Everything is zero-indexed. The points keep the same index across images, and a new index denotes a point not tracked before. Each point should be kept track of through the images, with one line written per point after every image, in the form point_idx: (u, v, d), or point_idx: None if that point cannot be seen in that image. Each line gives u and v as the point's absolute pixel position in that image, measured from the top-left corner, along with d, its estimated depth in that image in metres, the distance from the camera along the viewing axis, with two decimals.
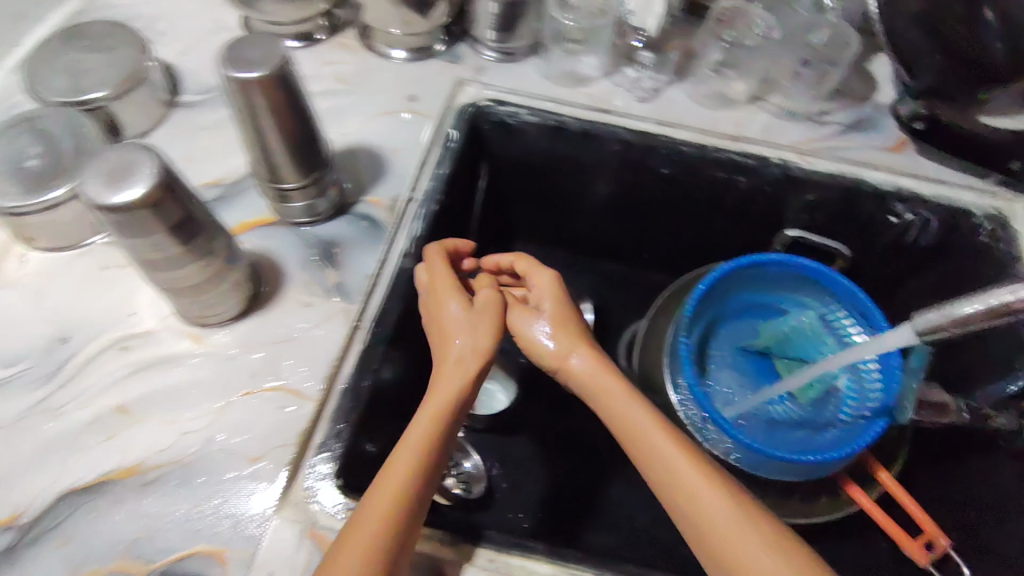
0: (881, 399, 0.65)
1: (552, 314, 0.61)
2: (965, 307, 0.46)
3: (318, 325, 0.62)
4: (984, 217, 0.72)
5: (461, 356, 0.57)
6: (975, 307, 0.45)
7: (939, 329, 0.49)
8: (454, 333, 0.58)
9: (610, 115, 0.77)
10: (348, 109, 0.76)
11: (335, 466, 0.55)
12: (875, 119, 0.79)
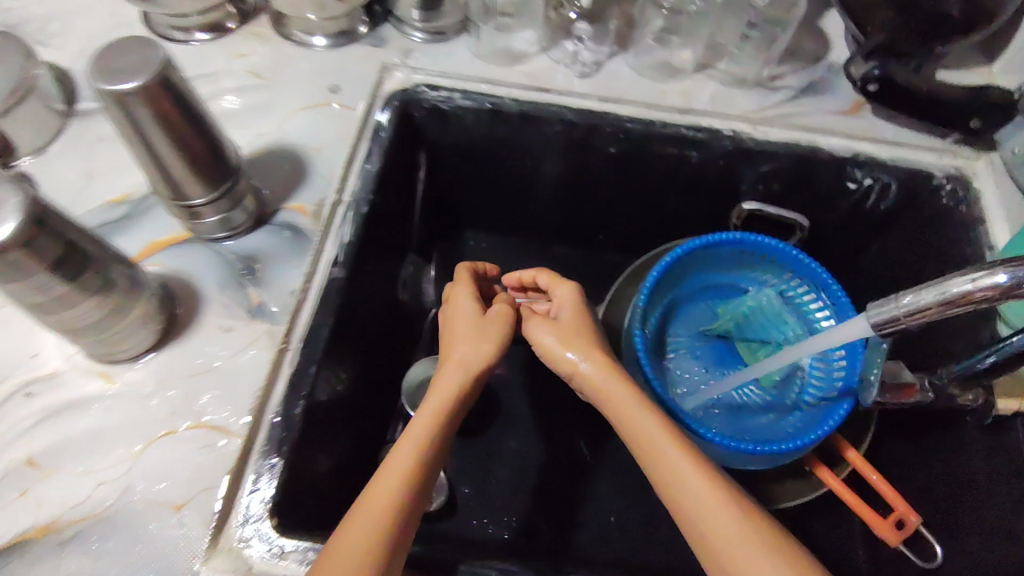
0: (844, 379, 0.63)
1: (567, 326, 0.63)
2: (921, 297, 0.41)
3: (239, 354, 0.56)
4: (945, 177, 0.69)
5: (464, 359, 0.60)
6: (934, 297, 0.40)
7: (891, 324, 0.44)
8: (462, 341, 0.61)
9: (550, 94, 0.72)
10: (263, 105, 0.69)
11: (269, 505, 0.51)
12: (830, 80, 0.74)
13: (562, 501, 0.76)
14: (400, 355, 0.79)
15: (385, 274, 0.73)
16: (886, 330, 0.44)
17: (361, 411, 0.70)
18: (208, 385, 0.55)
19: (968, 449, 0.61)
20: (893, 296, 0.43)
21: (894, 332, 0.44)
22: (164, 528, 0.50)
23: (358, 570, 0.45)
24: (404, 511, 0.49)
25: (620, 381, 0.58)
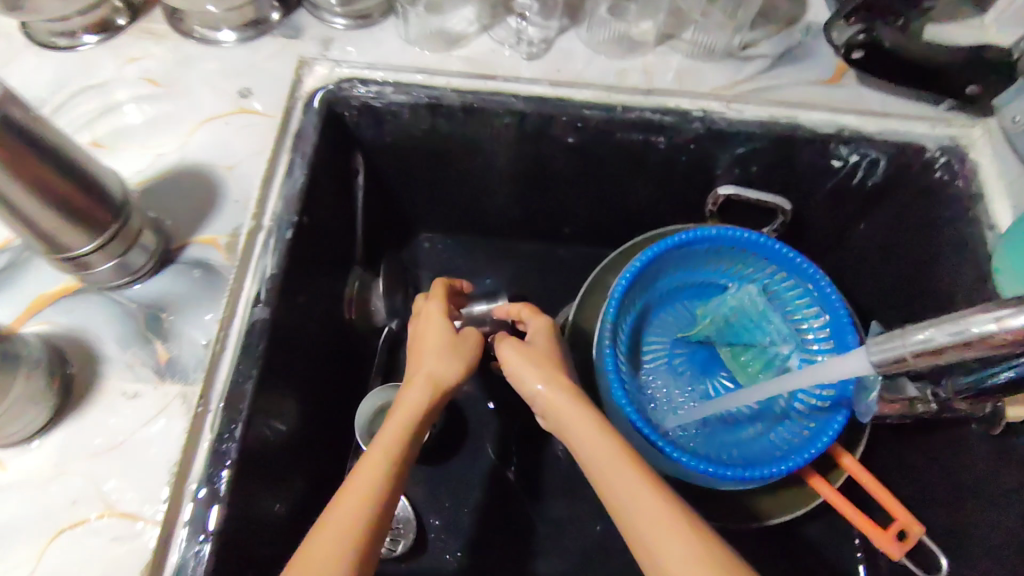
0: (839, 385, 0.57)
1: (536, 351, 0.57)
2: (931, 335, 0.34)
3: (149, 423, 0.49)
4: (938, 149, 0.62)
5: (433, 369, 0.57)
6: (949, 337, 0.33)
7: (897, 363, 0.37)
8: (430, 357, 0.57)
9: (494, 82, 0.63)
10: (164, 118, 0.60)
11: None
12: (808, 45, 0.66)
13: (541, 524, 0.71)
14: (353, 382, 0.71)
15: (326, 298, 0.65)
16: (893, 370, 0.38)
17: (312, 455, 0.63)
18: (116, 464, 0.47)
19: (973, 455, 0.56)
20: (901, 330, 0.37)
21: (900, 371, 0.38)
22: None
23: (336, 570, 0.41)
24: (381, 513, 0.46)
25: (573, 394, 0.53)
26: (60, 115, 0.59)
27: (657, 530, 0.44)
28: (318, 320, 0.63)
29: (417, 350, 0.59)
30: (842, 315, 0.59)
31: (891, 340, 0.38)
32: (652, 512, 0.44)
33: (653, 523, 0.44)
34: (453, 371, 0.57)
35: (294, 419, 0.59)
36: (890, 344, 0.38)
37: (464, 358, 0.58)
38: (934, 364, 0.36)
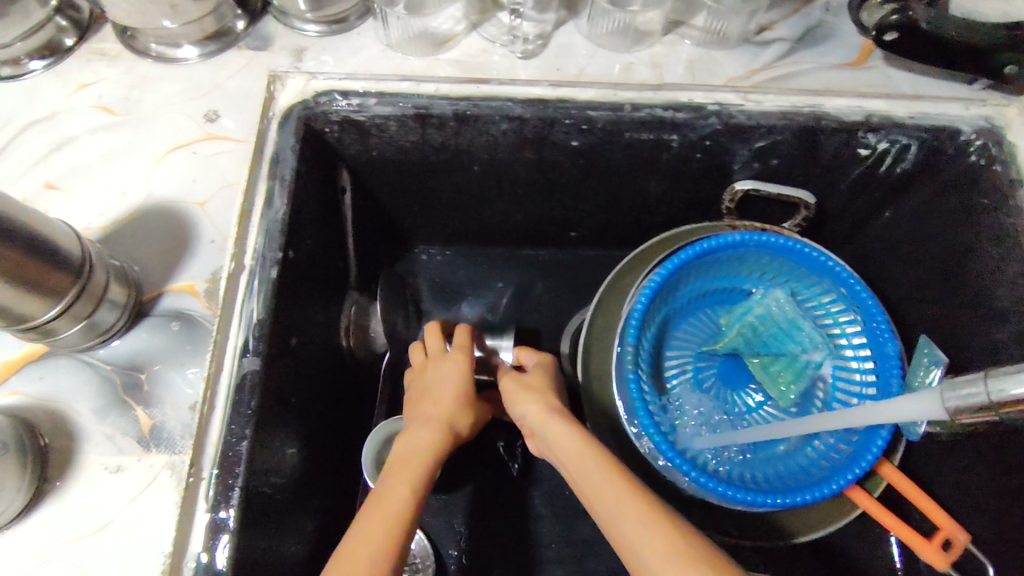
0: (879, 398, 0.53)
1: (533, 381, 0.57)
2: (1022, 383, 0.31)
3: (136, 501, 0.43)
4: (975, 132, 0.57)
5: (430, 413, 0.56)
6: None
7: (982, 409, 0.34)
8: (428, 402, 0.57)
9: (487, 85, 0.57)
10: (126, 150, 0.54)
11: None
12: (828, 24, 0.61)
13: (565, 549, 0.67)
14: (356, 416, 0.66)
15: (321, 333, 0.59)
16: (977, 416, 0.34)
17: (321, 500, 0.58)
18: (105, 547, 0.42)
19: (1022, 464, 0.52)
20: (986, 374, 0.34)
21: (984, 416, 0.35)
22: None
23: None
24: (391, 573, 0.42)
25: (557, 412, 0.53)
26: (8, 155, 0.54)
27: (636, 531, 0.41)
28: (315, 358, 0.57)
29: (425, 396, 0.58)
30: (880, 322, 0.54)
31: (971, 384, 0.34)
32: (633, 512, 0.42)
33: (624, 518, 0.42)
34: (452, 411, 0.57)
35: (297, 469, 0.54)
36: (971, 388, 0.34)
37: (460, 397, 0.58)
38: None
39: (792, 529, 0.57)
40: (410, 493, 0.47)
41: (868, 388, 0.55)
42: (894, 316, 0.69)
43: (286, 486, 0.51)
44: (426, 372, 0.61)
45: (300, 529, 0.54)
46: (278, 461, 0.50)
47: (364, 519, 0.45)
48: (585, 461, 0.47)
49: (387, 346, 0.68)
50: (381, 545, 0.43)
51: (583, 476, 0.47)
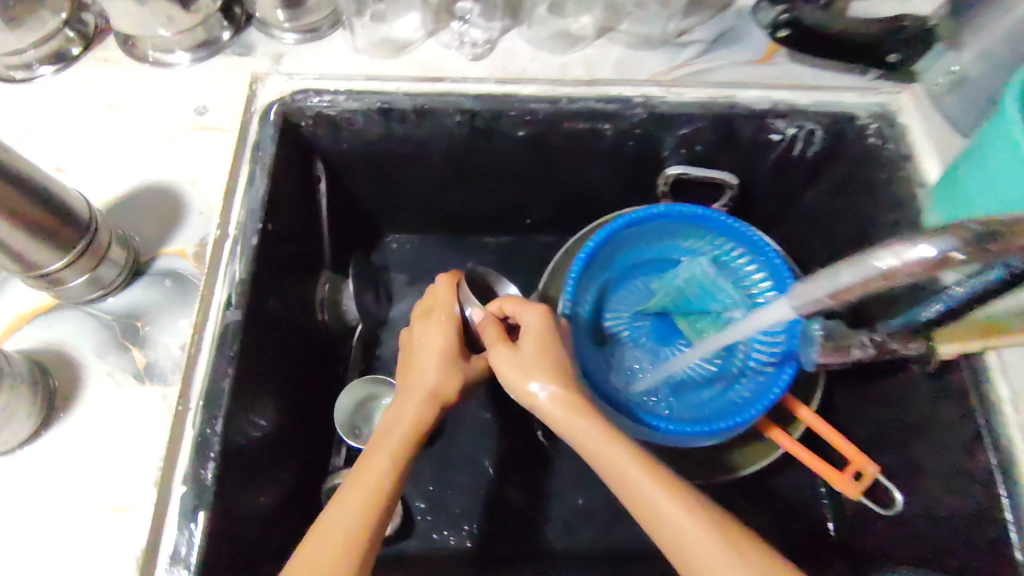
0: (787, 342, 0.61)
1: (532, 359, 0.54)
2: (842, 276, 0.38)
3: (134, 424, 0.51)
4: (870, 117, 0.65)
5: (425, 387, 0.56)
6: (852, 277, 0.37)
7: (818, 305, 0.41)
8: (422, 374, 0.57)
9: (443, 84, 0.65)
10: (126, 140, 0.62)
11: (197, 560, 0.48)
12: (741, 28, 0.69)
13: (523, 501, 0.73)
14: (329, 382, 0.73)
15: (296, 302, 0.67)
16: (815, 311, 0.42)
17: (298, 451, 0.66)
18: (109, 460, 0.50)
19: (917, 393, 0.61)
20: (816, 275, 0.41)
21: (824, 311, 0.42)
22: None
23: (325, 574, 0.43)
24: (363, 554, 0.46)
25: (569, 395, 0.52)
26: (22, 145, 0.61)
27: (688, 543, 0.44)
28: (290, 321, 0.65)
29: (419, 363, 0.58)
30: (787, 278, 0.62)
31: (810, 286, 0.41)
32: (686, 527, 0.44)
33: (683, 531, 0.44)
34: (449, 383, 0.57)
35: (276, 417, 0.62)
36: (810, 289, 0.41)
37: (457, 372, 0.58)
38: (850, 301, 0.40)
39: (735, 463, 0.67)
40: (381, 475, 0.49)
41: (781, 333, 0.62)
42: None
43: (265, 423, 0.60)
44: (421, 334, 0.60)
45: (276, 465, 0.61)
46: (259, 399, 0.58)
47: (336, 504, 0.48)
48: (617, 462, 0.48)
49: (358, 320, 0.77)
50: (352, 526, 0.46)
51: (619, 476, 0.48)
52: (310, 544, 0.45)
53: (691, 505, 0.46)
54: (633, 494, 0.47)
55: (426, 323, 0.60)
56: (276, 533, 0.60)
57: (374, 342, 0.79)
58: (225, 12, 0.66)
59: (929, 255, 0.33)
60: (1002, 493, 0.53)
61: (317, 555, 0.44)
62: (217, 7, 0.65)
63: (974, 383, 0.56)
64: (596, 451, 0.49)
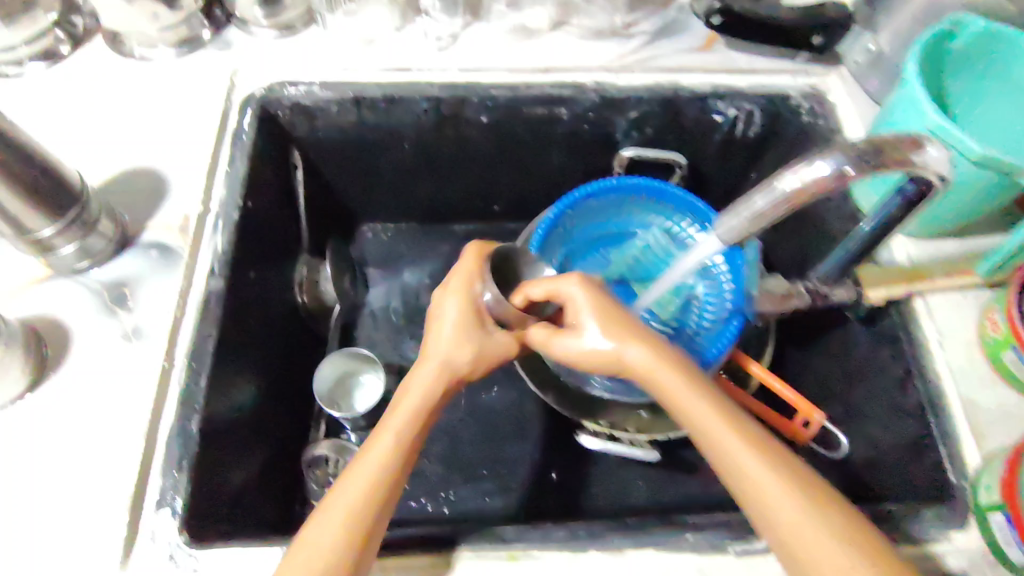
0: (734, 297, 0.67)
1: (615, 323, 0.51)
2: (760, 201, 0.44)
3: (125, 379, 0.56)
4: (801, 97, 0.71)
5: (453, 357, 0.51)
6: (769, 200, 0.43)
7: (739, 232, 0.47)
8: (453, 345, 0.51)
9: (410, 74, 0.71)
10: (113, 127, 0.66)
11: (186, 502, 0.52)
12: (681, 21, 0.76)
13: (497, 467, 0.77)
14: (307, 358, 0.77)
15: (274, 279, 0.71)
16: (737, 238, 0.48)
17: (279, 424, 0.70)
18: (103, 410, 0.54)
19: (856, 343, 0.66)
20: (734, 207, 0.46)
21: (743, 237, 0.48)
22: (80, 564, 0.49)
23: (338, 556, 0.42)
24: (370, 530, 0.44)
25: (670, 363, 0.48)
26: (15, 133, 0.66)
27: (762, 497, 0.42)
28: (268, 296, 0.69)
29: (438, 334, 0.53)
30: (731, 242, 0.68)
31: (731, 216, 0.47)
32: (760, 481, 0.42)
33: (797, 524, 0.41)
34: (468, 359, 0.52)
35: (258, 389, 0.66)
36: (731, 219, 0.47)
37: (492, 351, 0.53)
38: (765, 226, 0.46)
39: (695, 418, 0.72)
40: (395, 448, 0.47)
41: (728, 292, 0.68)
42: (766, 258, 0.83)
43: (246, 386, 0.64)
44: (452, 306, 0.53)
45: (255, 431, 0.65)
46: (241, 363, 0.62)
47: (349, 475, 0.46)
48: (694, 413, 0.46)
49: (336, 301, 0.81)
50: (356, 503, 0.44)
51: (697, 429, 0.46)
52: (321, 519, 0.44)
53: (769, 459, 0.43)
54: (759, 486, 0.42)
55: (444, 296, 0.54)
56: (258, 498, 0.63)
57: (352, 324, 0.83)
58: (206, 11, 0.71)
59: (833, 168, 0.39)
60: (931, 421, 0.58)
61: (324, 532, 0.43)
62: (197, 7, 0.70)
63: (900, 326, 0.61)
64: (678, 404, 0.47)
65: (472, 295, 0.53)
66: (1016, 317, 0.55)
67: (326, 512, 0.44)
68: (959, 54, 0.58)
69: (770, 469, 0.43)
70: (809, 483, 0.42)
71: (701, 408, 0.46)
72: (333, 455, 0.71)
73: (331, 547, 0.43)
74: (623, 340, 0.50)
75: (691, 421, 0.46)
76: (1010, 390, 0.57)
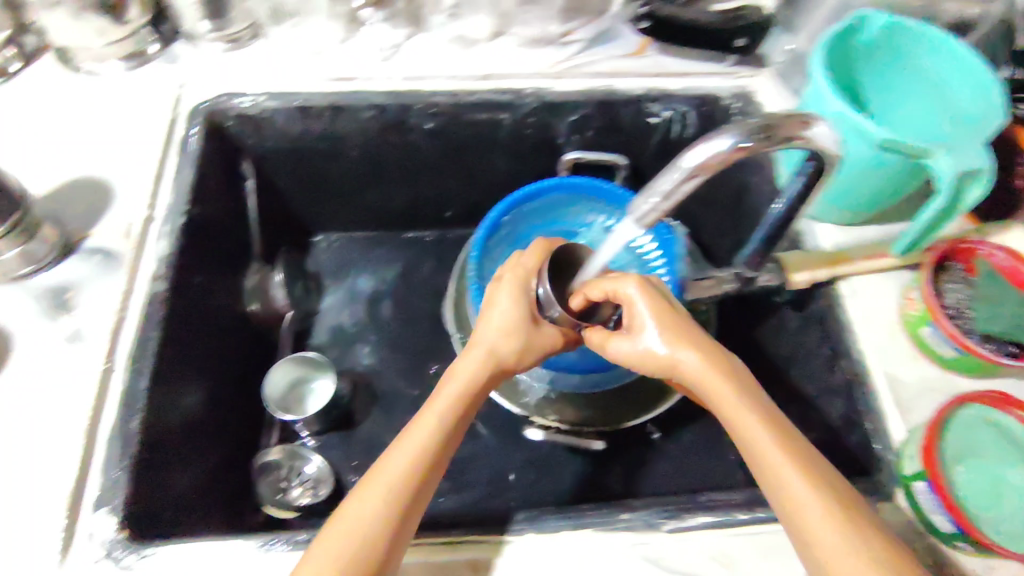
0: (670, 280, 0.71)
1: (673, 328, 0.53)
2: (674, 177, 0.44)
3: (64, 382, 0.56)
4: (731, 97, 0.74)
5: (496, 344, 0.55)
6: (683, 175, 0.44)
7: (651, 215, 0.47)
8: (500, 332, 0.56)
9: (354, 83, 0.73)
10: (60, 138, 0.68)
11: (122, 503, 0.52)
12: (615, 29, 0.79)
13: None
14: (260, 365, 0.78)
15: (223, 285, 0.71)
16: (649, 221, 0.48)
17: (229, 429, 0.70)
18: (43, 412, 0.55)
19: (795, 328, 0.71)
20: (642, 190, 0.47)
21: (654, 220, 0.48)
22: (14, 565, 0.49)
23: (376, 524, 0.44)
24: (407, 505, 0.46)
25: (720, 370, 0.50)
26: None
27: (797, 499, 0.43)
28: (216, 302, 0.70)
29: (489, 322, 0.57)
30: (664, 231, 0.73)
31: (641, 200, 0.47)
32: (792, 482, 0.44)
33: (822, 520, 0.42)
34: (514, 348, 0.55)
35: (207, 393, 0.67)
36: (643, 203, 0.47)
37: (536, 344, 0.57)
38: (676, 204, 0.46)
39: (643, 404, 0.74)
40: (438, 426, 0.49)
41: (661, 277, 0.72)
42: (709, 254, 0.86)
43: (194, 391, 0.64)
44: (507, 297, 0.57)
45: (201, 435, 0.65)
46: (185, 366, 0.63)
47: (393, 450, 0.48)
48: (741, 420, 0.47)
49: (288, 308, 0.82)
50: (398, 475, 0.46)
51: (744, 436, 0.47)
52: (363, 490, 0.46)
53: (809, 464, 0.44)
54: (789, 484, 0.44)
55: (498, 291, 0.58)
56: (210, 503, 0.64)
57: (306, 331, 0.84)
58: (155, 27, 0.74)
59: (738, 140, 0.42)
60: (859, 398, 0.60)
61: (366, 501, 0.45)
62: (145, 21, 0.72)
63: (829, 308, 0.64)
64: (730, 413, 0.48)
65: (529, 287, 0.58)
66: (930, 293, 0.58)
67: (371, 481, 0.46)
68: (863, 50, 0.62)
69: (807, 470, 0.44)
70: (840, 487, 0.44)
71: (750, 415, 0.47)
72: (286, 460, 0.73)
73: (370, 516, 0.44)
74: (682, 346, 0.52)
75: (737, 427, 0.47)
76: (931, 364, 0.60)
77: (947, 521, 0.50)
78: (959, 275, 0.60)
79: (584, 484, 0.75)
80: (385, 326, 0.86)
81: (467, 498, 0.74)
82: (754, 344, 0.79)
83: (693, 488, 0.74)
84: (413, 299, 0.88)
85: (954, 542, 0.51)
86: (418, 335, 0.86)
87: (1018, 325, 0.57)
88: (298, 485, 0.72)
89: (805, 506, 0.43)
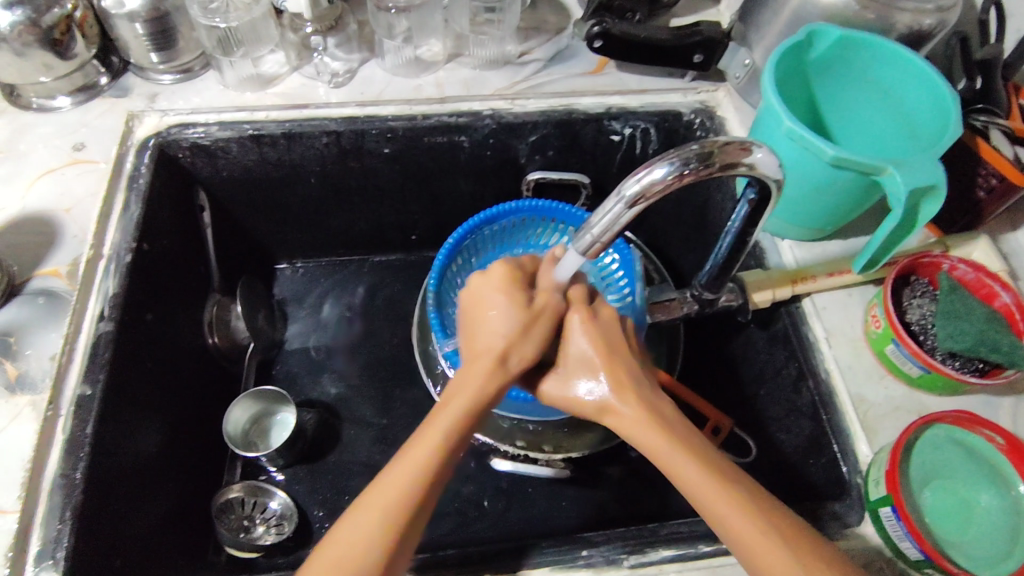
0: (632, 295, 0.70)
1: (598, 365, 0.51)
2: (616, 210, 0.43)
3: (2, 430, 0.54)
4: (692, 112, 0.74)
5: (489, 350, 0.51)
6: (622, 207, 0.43)
7: (595, 246, 0.47)
8: (491, 332, 0.52)
9: (308, 110, 0.72)
10: (5, 176, 0.66)
11: (62, 563, 0.50)
12: (573, 47, 0.78)
13: None
14: (220, 399, 0.76)
15: (179, 321, 0.70)
16: (594, 252, 0.47)
17: (188, 471, 0.69)
18: None
19: (759, 345, 0.70)
20: (585, 224, 0.46)
21: (600, 249, 0.47)
22: None
23: (377, 532, 0.44)
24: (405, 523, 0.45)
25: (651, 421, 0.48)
26: None
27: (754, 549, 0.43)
28: (172, 339, 0.68)
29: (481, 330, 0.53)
30: (626, 250, 0.72)
31: (585, 233, 0.46)
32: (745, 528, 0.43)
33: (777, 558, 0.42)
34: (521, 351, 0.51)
35: (162, 435, 0.65)
36: (586, 235, 0.46)
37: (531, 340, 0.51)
38: (618, 233, 0.46)
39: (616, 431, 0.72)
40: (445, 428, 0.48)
41: (624, 293, 0.72)
42: (676, 270, 0.85)
43: (147, 430, 0.63)
44: (489, 298, 0.53)
45: (157, 476, 0.63)
46: (136, 408, 0.61)
47: (393, 464, 0.47)
48: (666, 457, 0.47)
49: (250, 339, 0.80)
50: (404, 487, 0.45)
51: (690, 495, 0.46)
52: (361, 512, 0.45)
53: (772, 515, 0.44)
54: (744, 536, 0.43)
55: (484, 280, 0.55)
56: (166, 549, 0.62)
57: (269, 362, 0.82)
58: (102, 60, 0.72)
59: (662, 170, 0.41)
60: (825, 419, 0.59)
61: (368, 519, 0.44)
62: (94, 56, 0.71)
63: (792, 327, 0.63)
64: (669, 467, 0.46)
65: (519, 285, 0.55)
66: (892, 311, 0.57)
67: (372, 497, 0.45)
68: (819, 62, 0.61)
69: (753, 511, 0.44)
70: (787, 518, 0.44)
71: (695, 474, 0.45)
72: (248, 497, 0.71)
73: (373, 535, 0.44)
74: (613, 395, 0.50)
75: (672, 469, 0.46)
76: (897, 382, 0.59)
77: (913, 548, 0.49)
78: (923, 289, 0.60)
79: (556, 511, 0.73)
80: (351, 353, 0.84)
81: (435, 531, 0.71)
82: (722, 360, 0.77)
83: (668, 512, 0.73)
84: (380, 323, 0.87)
85: (926, 570, 0.49)
86: (386, 360, 0.84)
87: (982, 340, 0.54)
88: (260, 523, 0.70)
89: (768, 553, 0.42)
